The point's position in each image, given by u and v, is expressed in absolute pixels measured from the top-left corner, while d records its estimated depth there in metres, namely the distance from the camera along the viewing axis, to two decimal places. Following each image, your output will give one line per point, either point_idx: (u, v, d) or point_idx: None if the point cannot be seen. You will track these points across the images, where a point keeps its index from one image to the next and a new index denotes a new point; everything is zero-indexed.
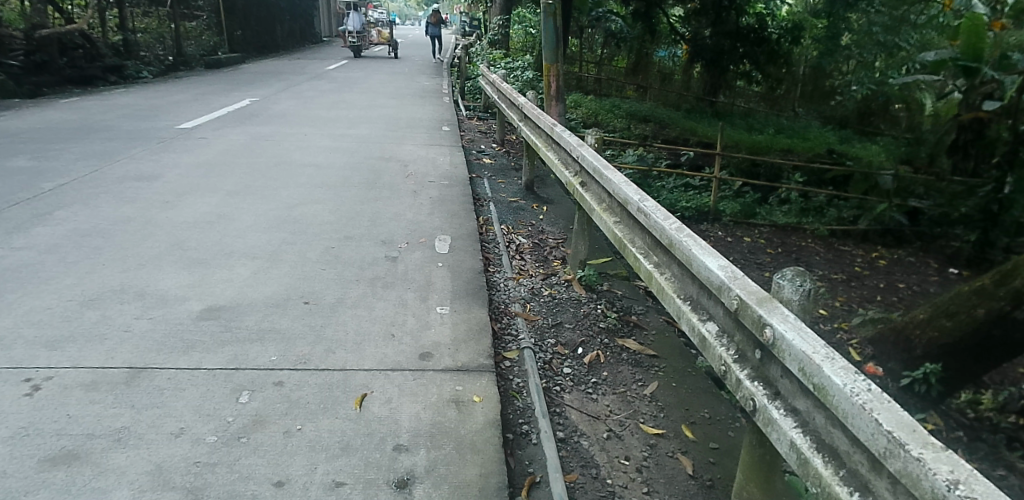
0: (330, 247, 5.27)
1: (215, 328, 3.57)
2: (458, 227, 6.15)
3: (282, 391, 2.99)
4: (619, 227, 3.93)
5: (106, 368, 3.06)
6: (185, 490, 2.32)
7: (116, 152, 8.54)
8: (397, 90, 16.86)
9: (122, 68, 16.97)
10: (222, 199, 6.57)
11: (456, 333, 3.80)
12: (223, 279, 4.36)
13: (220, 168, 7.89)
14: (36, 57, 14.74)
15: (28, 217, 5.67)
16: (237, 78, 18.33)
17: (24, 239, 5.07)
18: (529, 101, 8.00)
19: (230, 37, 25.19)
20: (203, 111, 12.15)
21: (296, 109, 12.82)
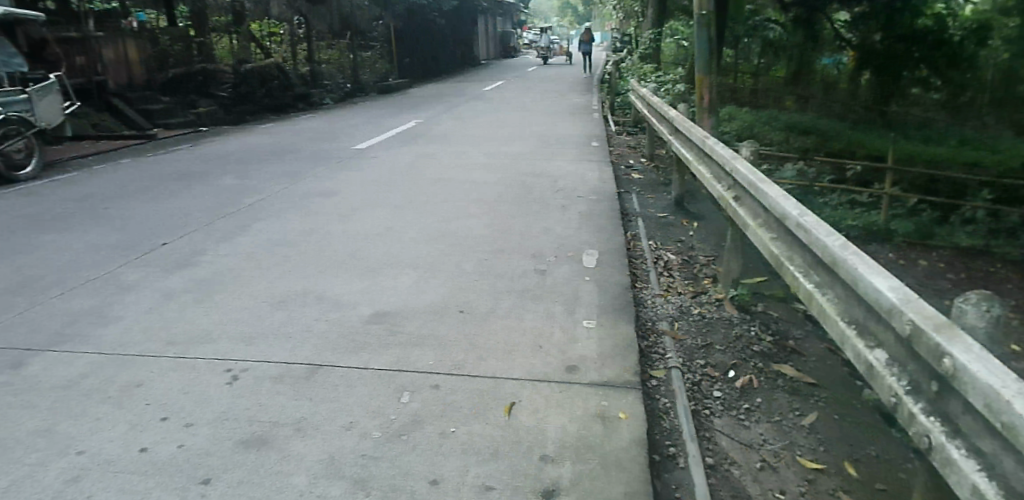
0: (484, 259, 5.50)
1: (381, 332, 3.85)
2: (605, 242, 6.16)
3: (439, 394, 3.16)
4: (775, 243, 3.74)
5: (290, 363, 3.41)
6: (353, 480, 2.51)
7: (301, 170, 9.50)
8: (549, 107, 17.23)
9: (307, 96, 18.88)
10: (389, 212, 7.09)
11: (603, 348, 3.82)
12: (389, 286, 4.70)
13: (388, 184, 8.49)
14: (241, 89, 16.78)
15: (232, 228, 6.47)
16: (403, 101, 19.71)
17: (228, 246, 5.80)
18: (680, 113, 7.84)
19: (399, 65, 27.14)
20: (372, 133, 13.18)
21: (455, 128, 13.52)
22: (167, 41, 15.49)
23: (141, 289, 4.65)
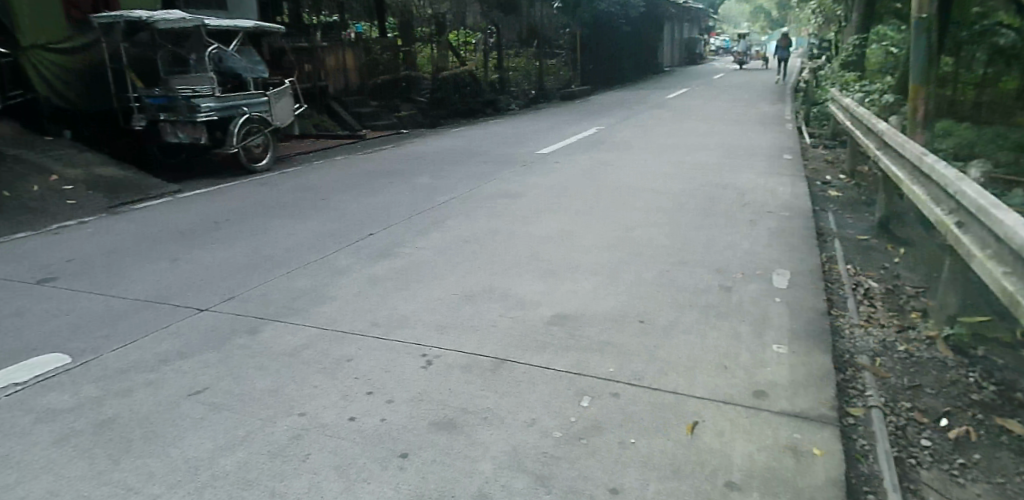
0: (665, 270, 5.38)
1: (563, 334, 3.92)
2: (798, 262, 5.75)
3: (619, 403, 3.15)
4: (1010, 278, 3.26)
5: (477, 355, 3.59)
6: (535, 476, 2.58)
7: (490, 173, 9.94)
8: (737, 117, 16.47)
9: (496, 102, 19.71)
10: (571, 217, 7.19)
11: (794, 376, 3.57)
12: (571, 290, 4.76)
13: (570, 189, 8.61)
14: (438, 94, 17.85)
15: (428, 224, 6.94)
16: (586, 108, 19.90)
17: (424, 241, 6.22)
18: (891, 126, 7.12)
19: (584, 72, 27.41)
20: (556, 138, 13.46)
21: (637, 136, 13.39)
22: (379, 50, 16.88)
23: (350, 274, 5.15)
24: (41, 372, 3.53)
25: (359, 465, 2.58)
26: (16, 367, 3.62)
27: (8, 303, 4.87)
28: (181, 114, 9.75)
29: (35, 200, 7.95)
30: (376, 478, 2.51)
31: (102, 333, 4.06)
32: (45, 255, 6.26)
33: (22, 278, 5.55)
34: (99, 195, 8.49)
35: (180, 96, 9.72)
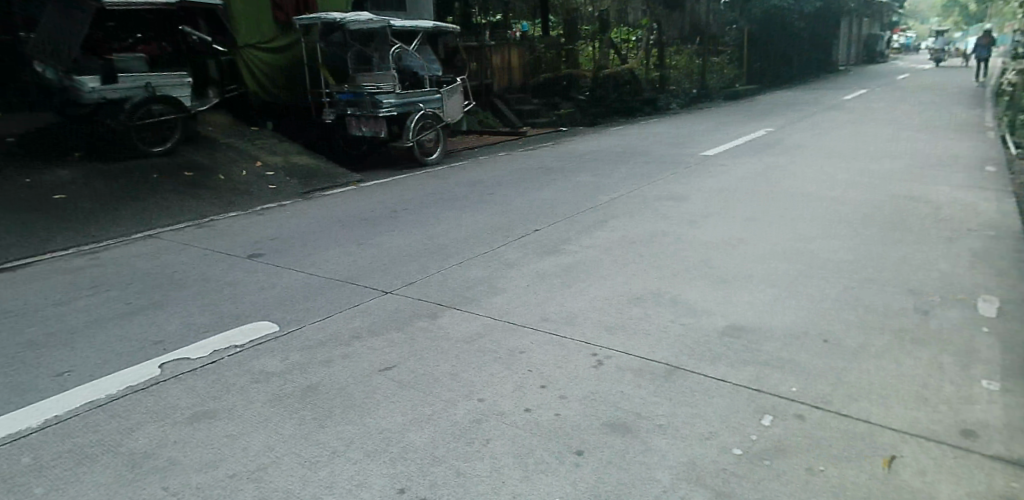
0: (849, 287, 4.97)
1: (738, 347, 3.76)
2: (1010, 289, 5.06)
3: (804, 426, 2.96)
4: None
5: (649, 360, 3.54)
6: (715, 492, 2.50)
7: (652, 173, 9.74)
8: (929, 121, 14.87)
9: (657, 101, 19.29)
10: (741, 224, 6.86)
11: (1012, 418, 3.15)
12: (744, 301, 4.55)
13: (740, 194, 8.22)
14: (597, 93, 17.76)
15: (592, 222, 6.95)
16: (754, 108, 18.90)
17: (589, 239, 6.24)
18: None
19: (751, 70, 26.04)
20: (722, 140, 12.91)
21: (812, 140, 12.50)
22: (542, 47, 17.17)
23: (520, 268, 5.29)
24: (254, 337, 4.06)
25: (537, 456, 2.66)
26: (235, 330, 4.20)
27: (225, 274, 5.56)
28: (366, 108, 10.48)
29: (244, 184, 8.95)
30: (554, 471, 2.57)
31: (303, 306, 4.57)
32: (253, 232, 7.04)
33: (235, 252, 6.29)
34: (294, 181, 9.38)
35: (365, 91, 10.46)
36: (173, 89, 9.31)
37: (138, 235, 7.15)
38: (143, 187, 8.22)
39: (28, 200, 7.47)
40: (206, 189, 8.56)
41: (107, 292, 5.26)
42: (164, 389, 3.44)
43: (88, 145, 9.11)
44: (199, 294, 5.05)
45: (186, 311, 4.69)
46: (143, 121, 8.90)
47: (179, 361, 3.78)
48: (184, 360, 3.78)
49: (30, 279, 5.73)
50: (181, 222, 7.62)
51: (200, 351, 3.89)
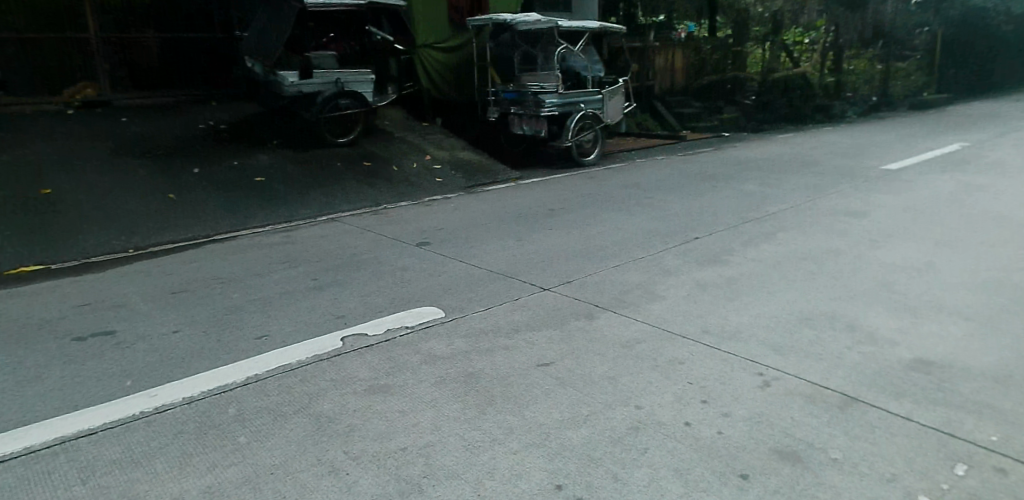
0: None
1: (926, 383, 3.41)
2: None
3: (1008, 481, 2.63)
4: None
5: (822, 387, 3.32)
6: None
7: (826, 186, 9.07)
8: None
9: (832, 108, 17.95)
10: (930, 246, 6.21)
11: None
12: (934, 333, 4.12)
13: (928, 214, 7.46)
14: (764, 97, 17.05)
15: (758, 234, 6.62)
16: (948, 119, 17.00)
17: (755, 251, 5.95)
18: None
19: (947, 77, 23.44)
20: (909, 153, 11.72)
21: (1020, 156, 11.01)
22: (708, 49, 16.61)
23: (679, 276, 5.17)
24: (423, 320, 4.45)
25: (698, 474, 2.63)
26: (406, 312, 4.62)
27: (397, 259, 5.97)
28: (528, 108, 10.68)
29: (414, 175, 9.50)
30: (716, 492, 2.53)
31: (466, 295, 4.90)
32: (422, 222, 7.46)
33: (405, 239, 6.72)
34: (460, 175, 9.81)
35: (530, 91, 10.67)
36: (359, 84, 10.06)
37: (322, 218, 7.84)
38: (327, 175, 8.99)
39: (236, 181, 8.45)
40: (381, 178, 9.20)
41: (296, 268, 5.82)
42: (345, 361, 3.88)
43: (284, 134, 10.11)
44: (374, 276, 5.50)
45: (362, 291, 5.13)
46: (331, 114, 9.75)
47: (358, 336, 4.22)
48: (362, 336, 4.23)
49: (235, 250, 6.49)
50: (358, 208, 8.25)
51: (377, 329, 4.33)
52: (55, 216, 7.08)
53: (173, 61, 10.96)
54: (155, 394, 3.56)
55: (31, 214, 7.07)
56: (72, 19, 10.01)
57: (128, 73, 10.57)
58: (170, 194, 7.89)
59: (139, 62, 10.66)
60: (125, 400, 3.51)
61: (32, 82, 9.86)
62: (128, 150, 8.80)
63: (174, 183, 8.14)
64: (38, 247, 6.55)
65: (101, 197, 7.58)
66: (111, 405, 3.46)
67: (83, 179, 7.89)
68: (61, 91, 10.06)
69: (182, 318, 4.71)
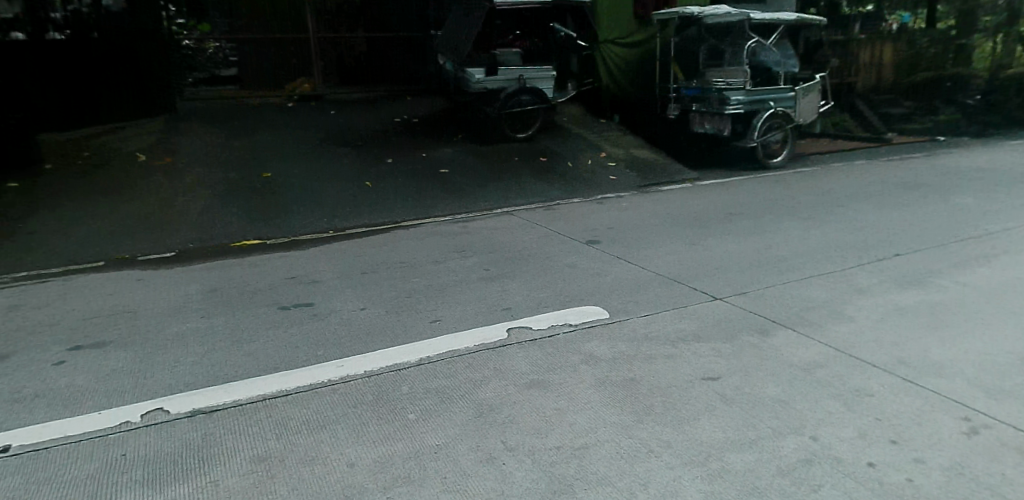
0: None
1: None
2: None
3: None
4: None
5: None
6: None
7: None
8: None
9: None
10: None
11: None
12: None
13: None
14: (993, 97, 14.41)
15: (972, 255, 5.82)
16: None
17: (967, 275, 5.24)
18: None
19: None
20: None
21: None
22: (924, 43, 14.82)
23: (872, 297, 4.69)
24: (586, 319, 4.47)
25: None
26: (570, 310, 4.67)
27: (565, 256, 6.03)
28: (711, 105, 10.23)
29: (589, 172, 9.52)
30: None
31: (632, 298, 4.86)
32: (593, 220, 7.47)
33: (575, 236, 6.76)
34: (633, 174, 9.66)
35: (714, 87, 10.22)
36: (541, 81, 10.26)
37: (497, 211, 8.13)
38: (505, 169, 9.29)
39: (423, 172, 9.01)
40: (555, 174, 9.33)
41: (471, 258, 6.09)
42: (508, 352, 4.01)
43: (468, 128, 10.59)
44: (542, 271, 5.60)
45: (530, 285, 5.25)
46: (512, 110, 10.09)
47: (522, 329, 4.34)
48: (526, 329, 4.34)
49: (417, 237, 6.94)
50: (532, 203, 8.44)
51: (540, 323, 4.42)
52: (272, 198, 8.03)
53: (377, 59, 11.85)
54: (341, 364, 3.92)
55: (253, 194, 8.08)
56: (296, 21, 11.21)
57: (339, 70, 11.65)
58: (366, 181, 8.61)
59: (348, 60, 11.68)
60: (316, 367, 3.91)
61: (262, 78, 11.27)
62: (333, 140, 9.73)
63: (370, 172, 8.87)
64: (257, 225, 7.48)
65: (309, 183, 8.47)
66: (304, 371, 3.86)
67: (296, 165, 8.86)
68: (284, 87, 11.38)
69: (368, 297, 5.14)
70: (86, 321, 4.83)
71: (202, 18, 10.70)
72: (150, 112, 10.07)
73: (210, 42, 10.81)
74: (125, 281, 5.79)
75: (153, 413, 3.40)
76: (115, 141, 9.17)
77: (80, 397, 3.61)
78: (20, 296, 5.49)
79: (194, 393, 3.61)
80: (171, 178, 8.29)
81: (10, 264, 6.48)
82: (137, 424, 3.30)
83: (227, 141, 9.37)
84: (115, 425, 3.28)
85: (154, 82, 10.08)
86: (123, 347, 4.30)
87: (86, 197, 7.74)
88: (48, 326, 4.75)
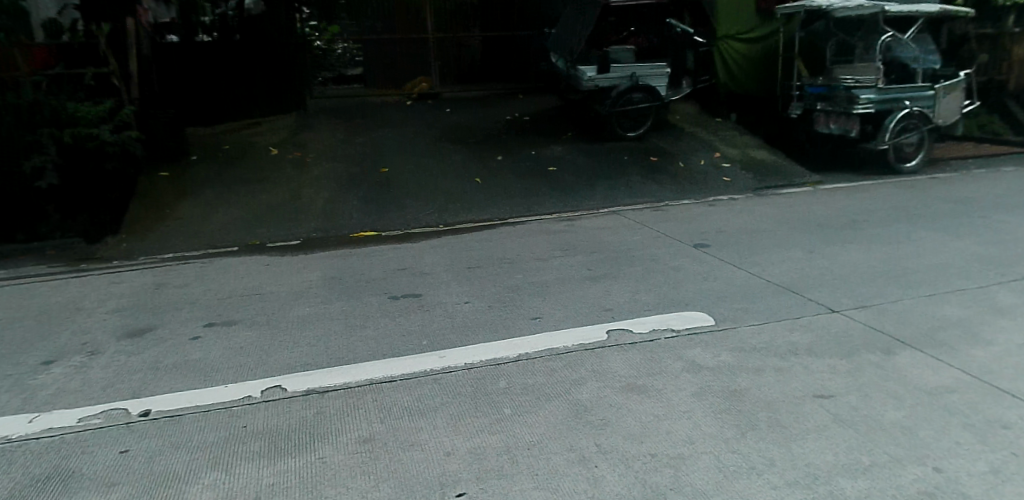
0: None
1: None
2: None
3: None
4: None
5: None
6: None
7: None
8: None
9: None
10: None
11: None
12: None
13: None
14: None
15: None
16: None
17: None
18: None
19: None
20: None
21: None
22: None
23: (1014, 318, 4.28)
24: (690, 326, 4.37)
25: None
26: (673, 314, 4.58)
27: (672, 259, 5.92)
28: (838, 104, 9.58)
29: (701, 173, 9.25)
30: None
31: (740, 306, 4.70)
32: (703, 222, 7.26)
33: (683, 239, 6.61)
34: (748, 175, 9.28)
35: (842, 85, 9.57)
36: (653, 78, 10.09)
37: (604, 210, 8.08)
38: (614, 168, 9.21)
39: (532, 169, 9.11)
40: (666, 174, 9.14)
41: (575, 257, 6.10)
42: (607, 354, 3.99)
43: (579, 126, 10.58)
44: (646, 274, 5.52)
45: (634, 287, 5.20)
46: (623, 108, 9.96)
47: (622, 331, 4.31)
48: (626, 331, 4.30)
49: (523, 234, 7.03)
50: (640, 203, 8.32)
51: (642, 327, 4.37)
52: (387, 192, 8.40)
53: (493, 58, 12.09)
54: (443, 356, 4.06)
55: (371, 188, 8.48)
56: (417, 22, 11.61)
57: (456, 69, 11.96)
58: (476, 178, 8.81)
59: (465, 59, 11.96)
60: (420, 356, 4.06)
61: (384, 77, 11.76)
62: (446, 137, 10.01)
63: (481, 168, 9.07)
64: (373, 217, 7.85)
65: (422, 178, 8.78)
66: (410, 359, 4.03)
67: (411, 161, 9.21)
68: (403, 85, 11.84)
69: (472, 291, 5.28)
70: (219, 300, 5.27)
71: (331, 20, 11.24)
72: (284, 109, 10.72)
73: (339, 43, 11.37)
74: (254, 266, 6.26)
75: (272, 390, 3.67)
76: (251, 136, 9.93)
77: (211, 370, 3.96)
78: (165, 275, 6.07)
79: (308, 373, 3.86)
80: (297, 171, 8.86)
81: (158, 247, 7.18)
82: (257, 399, 3.57)
83: (349, 137, 9.88)
84: (238, 399, 3.57)
85: (288, 81, 10.72)
86: (250, 327, 4.66)
87: (224, 186, 8.43)
88: (187, 303, 5.23)
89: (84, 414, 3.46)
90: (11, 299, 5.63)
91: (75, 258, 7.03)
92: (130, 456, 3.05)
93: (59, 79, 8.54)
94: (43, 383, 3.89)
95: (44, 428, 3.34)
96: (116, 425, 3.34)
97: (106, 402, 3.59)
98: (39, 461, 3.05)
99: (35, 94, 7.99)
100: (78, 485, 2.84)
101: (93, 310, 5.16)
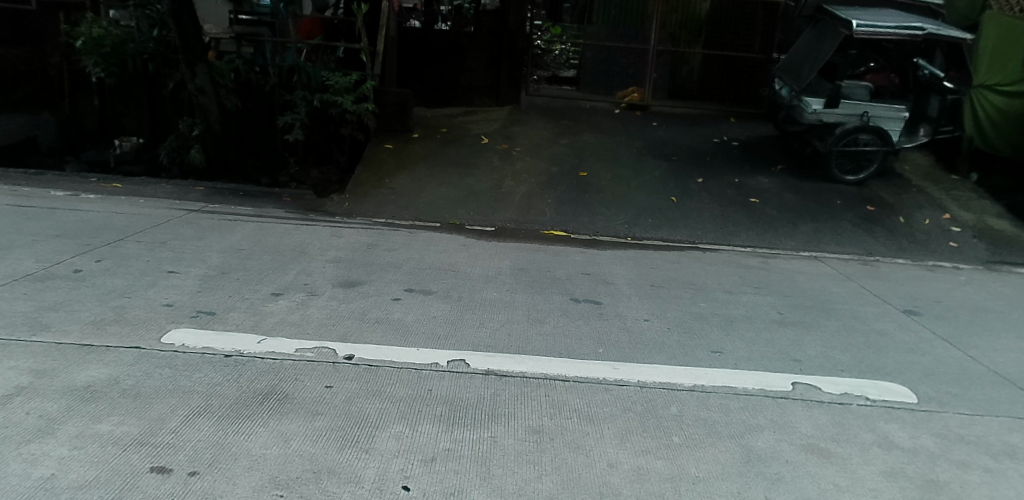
0: None
1: None
2: None
3: None
4: None
5: None
6: None
7: None
8: None
9: None
10: None
11: None
12: None
13: None
14: None
15: None
16: None
17: None
18: None
19: None
20: None
21: None
22: None
23: None
24: (889, 398, 3.98)
25: None
26: (871, 382, 4.19)
27: (874, 320, 5.43)
28: None
29: (924, 231, 8.34)
30: None
31: (950, 388, 4.21)
32: (919, 287, 6.58)
33: (892, 301, 6.03)
34: (983, 245, 8.18)
35: None
36: (888, 121, 9.11)
37: (805, 253, 7.64)
38: (824, 210, 8.60)
39: (733, 197, 8.78)
40: (883, 226, 8.35)
41: (767, 297, 5.79)
42: (790, 407, 3.76)
43: (790, 159, 10.03)
44: (845, 331, 5.11)
45: (828, 343, 4.83)
46: (847, 149, 9.13)
47: (810, 387, 4.03)
48: (814, 388, 4.02)
49: (714, 263, 6.82)
50: (846, 253, 7.74)
51: (832, 387, 4.06)
52: (584, 195, 8.55)
53: (710, 76, 11.73)
54: (618, 368, 4.07)
55: (570, 190, 8.65)
56: (641, 32, 11.52)
57: (670, 84, 11.77)
58: (673, 197, 8.67)
59: (683, 75, 11.72)
60: (594, 363, 4.12)
61: (597, 83, 11.85)
62: (650, 151, 9.96)
63: (680, 187, 8.93)
64: (566, 217, 8.05)
65: (620, 187, 8.83)
66: (586, 364, 4.09)
67: (612, 169, 9.29)
68: (616, 94, 11.84)
69: (654, 310, 5.22)
70: (420, 270, 5.72)
71: (556, 22, 11.42)
72: (499, 101, 11.47)
73: (558, 44, 11.61)
74: (452, 244, 6.72)
75: (456, 362, 3.92)
76: (467, 124, 10.64)
77: (405, 332, 4.32)
78: (377, 237, 6.70)
79: (490, 355, 4.07)
80: (502, 161, 9.32)
81: (375, 210, 7.97)
82: (443, 368, 3.84)
83: (555, 137, 10.17)
84: (426, 364, 3.86)
85: (508, 76, 11.38)
86: (442, 300, 5.01)
87: (436, 165, 9.10)
88: (392, 267, 5.74)
89: (301, 346, 3.95)
90: (254, 233, 6.52)
91: (307, 208, 8.00)
92: (333, 392, 3.44)
93: (319, 49, 9.66)
94: (272, 311, 4.50)
95: (269, 350, 3.86)
96: (324, 362, 3.77)
97: (318, 340, 4.06)
98: (261, 377, 3.53)
99: (299, 61, 9.30)
100: (289, 407, 3.26)
101: (316, 257, 5.85)
